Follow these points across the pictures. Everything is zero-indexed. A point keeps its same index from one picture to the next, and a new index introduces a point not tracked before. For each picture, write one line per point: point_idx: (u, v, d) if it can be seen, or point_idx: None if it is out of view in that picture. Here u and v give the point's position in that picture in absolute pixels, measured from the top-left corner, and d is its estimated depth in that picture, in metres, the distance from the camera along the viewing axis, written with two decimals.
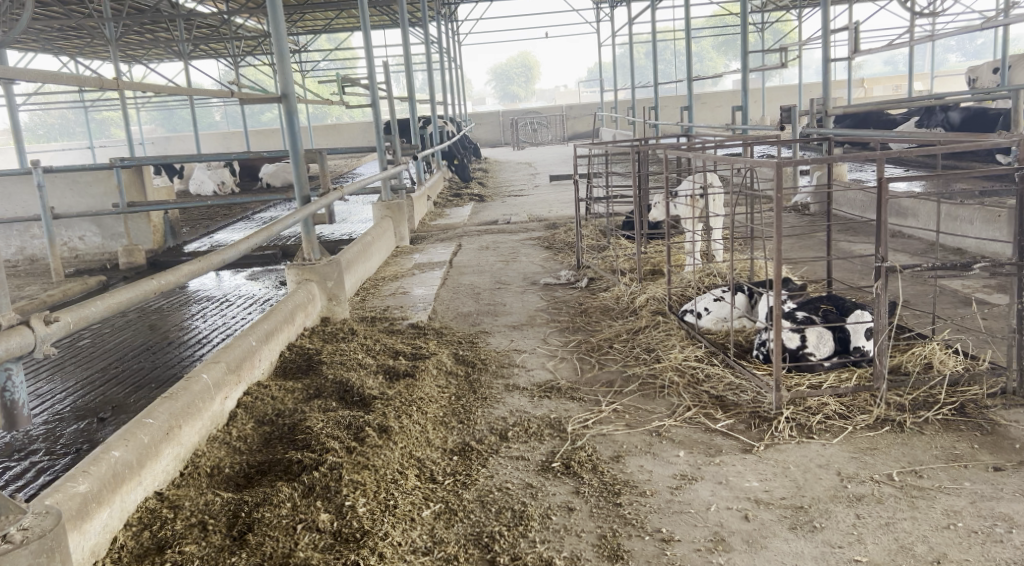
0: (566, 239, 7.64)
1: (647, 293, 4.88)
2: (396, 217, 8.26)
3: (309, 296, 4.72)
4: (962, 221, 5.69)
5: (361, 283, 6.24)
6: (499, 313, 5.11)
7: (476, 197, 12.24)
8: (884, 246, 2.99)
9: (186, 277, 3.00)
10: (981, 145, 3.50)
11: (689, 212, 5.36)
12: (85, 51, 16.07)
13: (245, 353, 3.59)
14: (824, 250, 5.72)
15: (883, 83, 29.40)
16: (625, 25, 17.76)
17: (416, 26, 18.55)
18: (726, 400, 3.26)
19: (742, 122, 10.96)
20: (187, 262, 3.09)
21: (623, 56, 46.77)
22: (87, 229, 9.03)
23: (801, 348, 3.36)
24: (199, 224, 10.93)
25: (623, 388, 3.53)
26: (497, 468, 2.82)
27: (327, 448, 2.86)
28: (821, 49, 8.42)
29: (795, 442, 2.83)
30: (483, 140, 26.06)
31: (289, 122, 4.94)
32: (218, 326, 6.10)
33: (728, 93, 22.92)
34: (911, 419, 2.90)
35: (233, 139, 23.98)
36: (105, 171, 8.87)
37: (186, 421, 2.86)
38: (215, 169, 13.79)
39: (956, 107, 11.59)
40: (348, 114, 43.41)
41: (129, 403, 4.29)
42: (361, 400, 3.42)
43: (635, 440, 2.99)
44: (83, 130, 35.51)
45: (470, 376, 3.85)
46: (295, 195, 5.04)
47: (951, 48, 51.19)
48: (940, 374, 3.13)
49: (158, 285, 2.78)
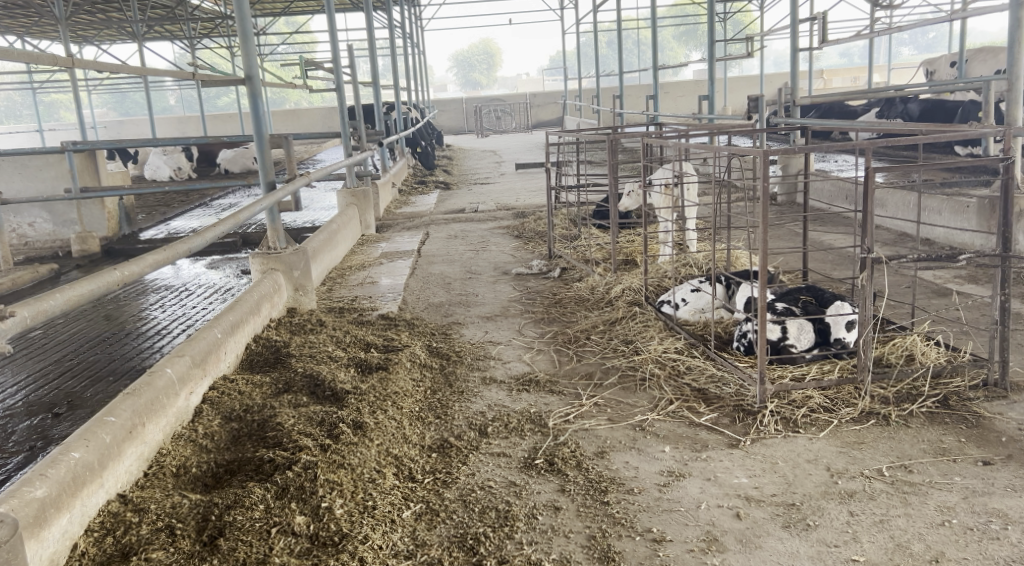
0: (536, 228, 7.56)
1: (622, 283, 4.81)
2: (361, 204, 8.08)
3: (275, 286, 4.55)
4: (931, 211, 5.71)
5: (327, 272, 6.08)
6: (472, 303, 5.00)
7: (442, 185, 12.08)
8: (870, 237, 2.94)
9: (151, 267, 2.83)
10: (962, 137, 3.47)
11: (663, 201, 5.30)
12: (34, 30, 15.48)
13: (210, 346, 3.43)
14: (796, 241, 5.72)
15: (841, 75, 29.85)
16: (590, 13, 17.65)
17: (379, 11, 18.23)
18: (709, 393, 3.20)
19: (708, 110, 10.98)
20: (150, 251, 2.92)
21: (586, 45, 46.78)
22: (37, 215, 8.69)
23: (782, 340, 3.32)
24: (156, 210, 10.60)
25: (602, 381, 3.46)
26: (478, 465, 2.72)
27: (300, 446, 2.73)
28: (789, 40, 8.41)
29: (781, 436, 2.79)
30: (446, 128, 25.79)
31: (253, 105, 4.75)
32: (178, 316, 5.89)
33: (690, 82, 23.04)
34: (896, 412, 2.87)
35: (189, 124, 23.41)
36: (55, 156, 8.53)
37: (150, 418, 2.71)
38: (171, 154, 13.39)
39: (916, 99, 11.74)
40: (307, 100, 42.71)
41: (86, 397, 4.09)
42: (333, 395, 3.29)
43: (618, 435, 2.91)
44: (31, 113, 34.38)
45: (445, 369, 3.75)
46: (260, 181, 4.86)
47: (906, 42, 52.05)
48: (922, 366, 3.11)
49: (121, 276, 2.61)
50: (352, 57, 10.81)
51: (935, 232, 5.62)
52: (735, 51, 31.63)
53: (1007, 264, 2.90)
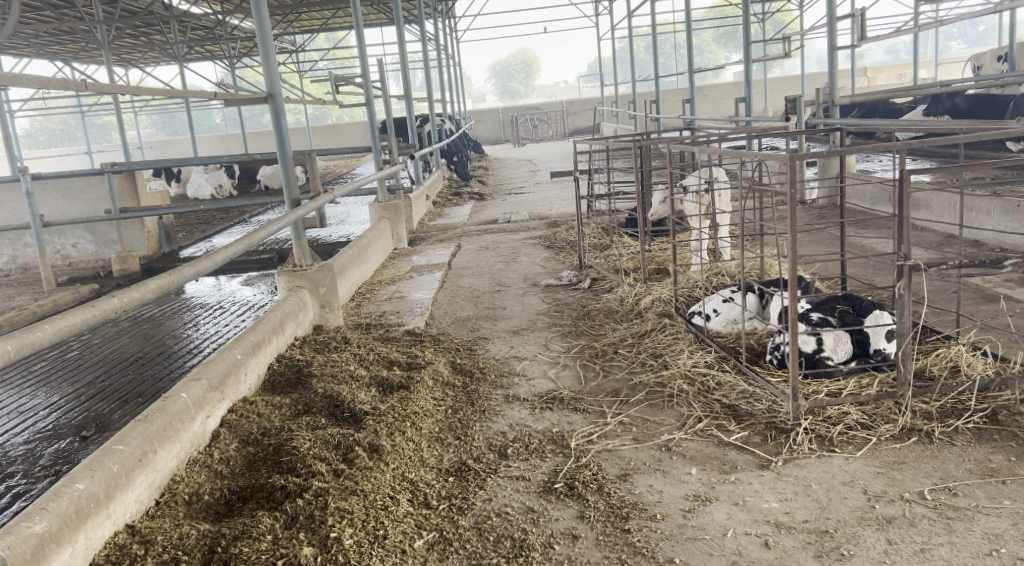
0: (568, 238, 7.45)
1: (652, 294, 4.67)
2: (393, 218, 8.07)
3: (300, 304, 4.52)
4: (979, 213, 5.47)
5: (356, 288, 6.05)
6: (499, 317, 4.92)
7: (476, 195, 12.05)
8: (907, 243, 2.77)
9: (153, 293, 2.85)
10: (1005, 134, 3.28)
11: (695, 208, 5.14)
12: (80, 55, 15.91)
13: (230, 368, 3.40)
14: (835, 246, 5.52)
15: (886, 72, 29.19)
16: (625, 18, 17.50)
17: (413, 24, 18.35)
18: (739, 409, 3.06)
19: (745, 113, 10.74)
20: (154, 276, 2.92)
21: (622, 51, 46.57)
22: (79, 235, 8.82)
23: (817, 352, 3.17)
24: (195, 228, 10.75)
25: (628, 398, 3.34)
26: (496, 489, 2.62)
27: (313, 472, 2.67)
28: (826, 38, 8.18)
29: (815, 456, 2.63)
30: (483, 138, 25.83)
31: (276, 123, 4.75)
32: (211, 334, 5.92)
33: (729, 84, 22.72)
34: (940, 428, 2.69)
35: (231, 142, 23.82)
36: (96, 177, 8.69)
37: (162, 444, 2.67)
38: (212, 172, 13.61)
39: (963, 94, 11.35)
40: (347, 113, 43.27)
41: (114, 420, 4.10)
42: (352, 417, 3.22)
43: (643, 456, 2.79)
44: (83, 135, 35.38)
45: (468, 387, 3.66)
46: (284, 199, 4.84)
47: (952, 36, 50.69)
48: (967, 379, 2.92)
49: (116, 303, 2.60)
50: (383, 71, 10.81)
51: (984, 234, 5.37)
52: (775, 52, 31.26)
53: None
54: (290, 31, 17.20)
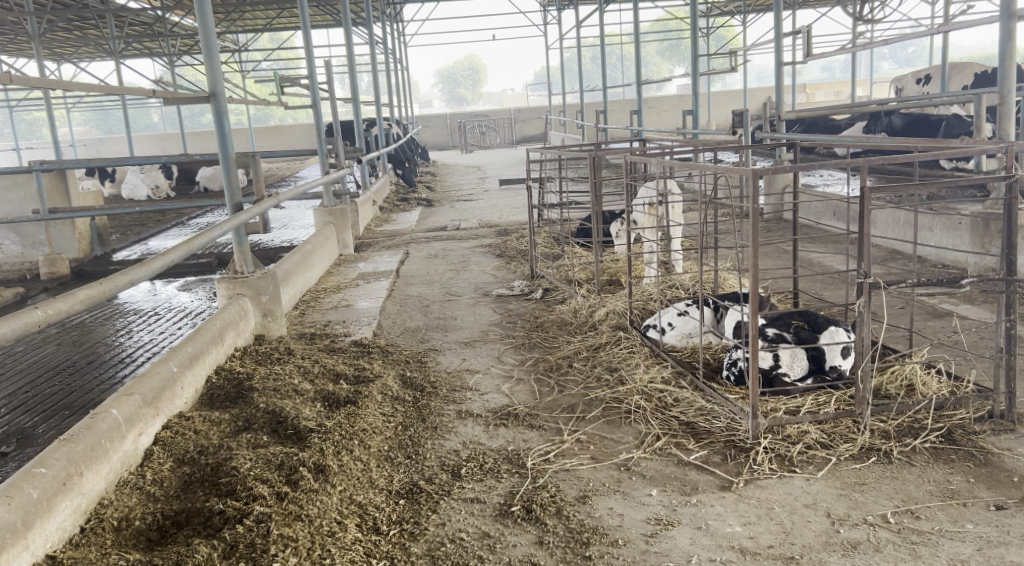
0: (518, 246, 7.37)
1: (606, 305, 4.61)
2: (339, 223, 7.85)
3: (241, 313, 4.31)
4: (922, 228, 5.54)
5: (300, 296, 5.84)
6: (450, 328, 4.79)
7: (424, 201, 11.89)
8: (867, 260, 2.75)
9: (81, 304, 2.63)
10: (958, 154, 3.30)
11: (649, 220, 5.11)
12: (9, 47, 15.20)
13: (165, 382, 3.20)
14: (785, 261, 5.54)
15: (825, 89, 30.03)
16: (573, 28, 17.54)
17: (359, 26, 18.07)
18: (698, 427, 3.00)
19: (693, 125, 10.80)
20: (82, 285, 2.69)
21: (570, 61, 46.92)
22: (4, 236, 8.36)
23: (774, 369, 3.14)
24: (130, 230, 10.33)
25: (585, 415, 3.25)
26: (449, 513, 2.51)
27: (254, 496, 2.51)
28: (773, 54, 8.28)
29: (776, 477, 2.58)
30: (430, 144, 25.61)
31: (218, 123, 4.54)
32: (145, 342, 5.64)
33: (674, 97, 23.03)
34: (898, 448, 2.68)
35: (169, 141, 23.11)
36: (24, 175, 8.29)
37: (89, 466, 2.47)
38: (149, 172, 13.14)
39: (899, 111, 11.67)
40: (291, 115, 42.56)
41: (37, 434, 3.83)
42: (296, 434, 3.06)
43: (602, 476, 2.70)
44: (10, 131, 33.96)
45: (418, 402, 3.52)
46: (226, 202, 4.63)
47: (886, 55, 52.47)
48: (923, 397, 2.91)
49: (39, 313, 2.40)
50: (330, 74, 10.55)
51: (926, 249, 5.46)
52: (718, 66, 31.98)
53: (1012, 288, 2.72)
54: (233, 30, 16.77)
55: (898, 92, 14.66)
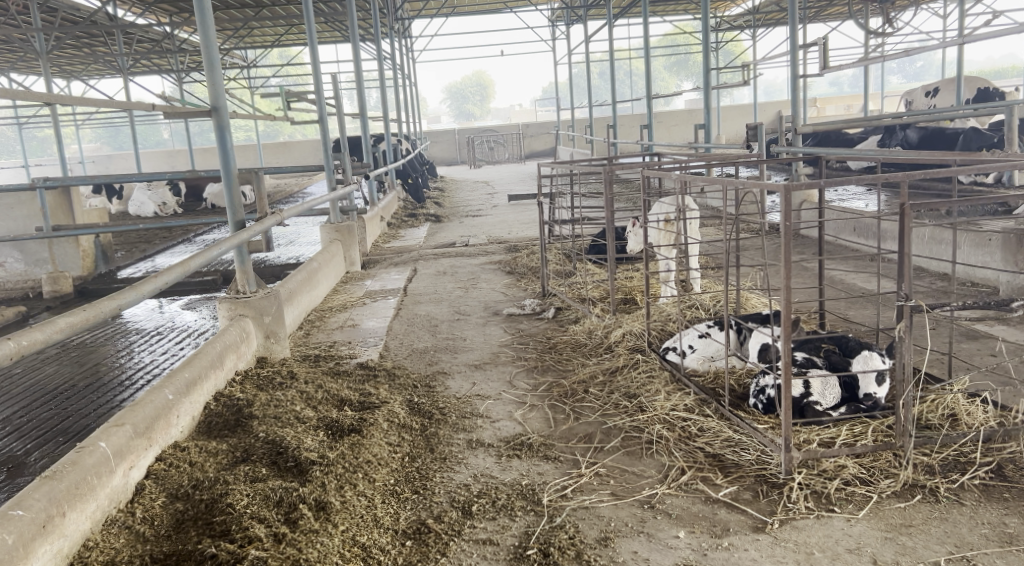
0: (528, 263, 7.19)
1: (622, 326, 4.42)
2: (346, 240, 7.69)
3: (242, 335, 4.13)
4: (949, 245, 5.34)
5: (304, 315, 5.66)
6: (460, 349, 4.62)
7: (432, 217, 11.74)
8: (907, 281, 2.57)
9: (63, 332, 2.44)
10: (998, 166, 3.09)
11: (664, 238, 4.92)
12: (18, 65, 15.18)
13: (159, 411, 3.02)
14: (808, 279, 5.35)
15: (835, 102, 29.84)
16: (582, 43, 17.41)
17: (367, 42, 18.01)
18: (726, 460, 2.81)
19: (705, 139, 10.59)
20: (63, 313, 2.50)
21: (578, 76, 46.93)
22: (9, 255, 8.27)
23: (805, 397, 2.93)
24: (135, 247, 10.20)
25: (603, 445, 3.06)
26: (460, 556, 2.34)
27: (250, 538, 2.35)
28: (789, 65, 8.08)
29: (813, 517, 2.39)
30: (438, 159, 25.50)
31: (220, 139, 4.39)
32: (146, 363, 5.47)
33: (682, 112, 22.90)
34: (944, 485, 2.48)
35: (178, 158, 23.11)
36: (27, 193, 8.19)
37: (73, 505, 2.30)
38: (157, 189, 13.03)
39: (914, 125, 11.47)
40: (299, 130, 42.63)
41: (28, 464, 3.66)
42: (297, 466, 2.87)
43: (624, 515, 2.51)
44: (22, 149, 34.13)
45: (426, 430, 3.34)
46: (228, 221, 4.46)
47: (896, 70, 52.29)
48: (969, 429, 2.71)
49: (18, 347, 2.22)
50: (336, 89, 10.39)
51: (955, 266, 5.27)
52: (724, 80, 31.90)
53: None
54: (241, 46, 16.71)
55: (907, 105, 14.46)
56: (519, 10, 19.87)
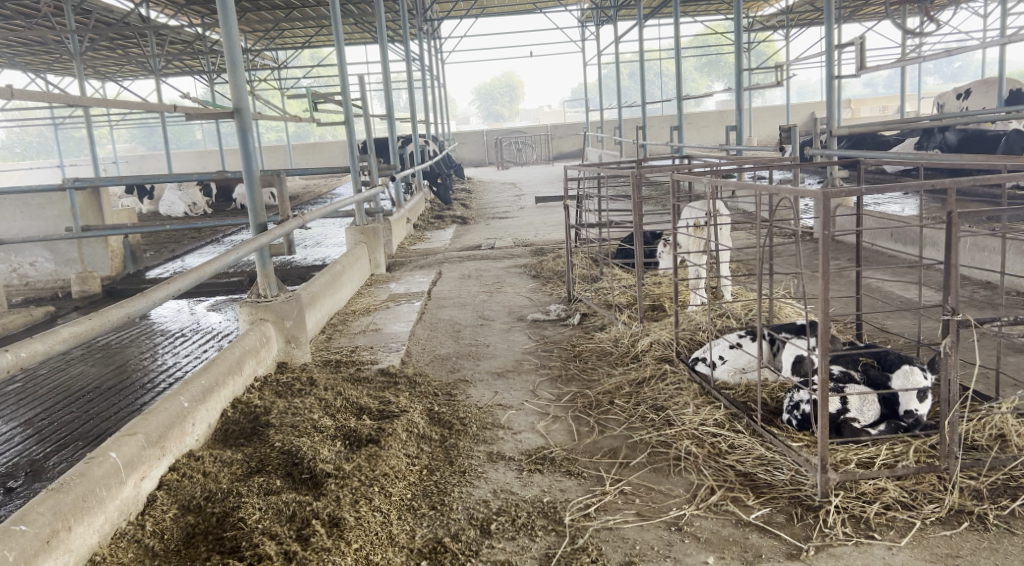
0: (554, 267, 7.07)
1: (650, 335, 4.28)
2: (371, 242, 7.62)
3: (262, 339, 4.08)
4: (993, 253, 5.12)
5: (327, 318, 5.60)
6: (483, 356, 4.52)
7: (459, 219, 11.66)
8: (955, 294, 2.42)
9: (69, 342, 2.37)
10: None
11: (693, 244, 4.78)
12: (53, 66, 15.36)
13: (173, 418, 2.96)
14: (843, 287, 5.17)
15: (870, 104, 29.28)
16: (612, 44, 17.21)
17: (396, 43, 17.97)
18: (758, 479, 2.67)
19: (736, 141, 10.37)
20: (67, 322, 2.43)
21: (608, 78, 46.64)
22: (39, 254, 8.34)
23: (842, 414, 2.78)
24: (165, 247, 10.25)
25: (629, 461, 2.94)
26: None
27: (260, 557, 2.29)
28: (825, 65, 7.85)
29: (852, 544, 2.26)
30: (466, 160, 25.44)
31: (243, 141, 4.34)
32: (169, 365, 5.43)
33: (713, 113, 22.60)
34: (993, 511, 2.33)
35: (209, 158, 23.30)
36: (58, 193, 8.22)
37: (79, 519, 2.26)
38: (187, 190, 13.12)
39: (953, 127, 11.12)
40: (329, 131, 42.89)
41: (48, 467, 3.63)
42: (312, 479, 2.79)
43: (650, 538, 2.39)
44: (58, 149, 34.69)
45: (446, 442, 3.24)
46: (249, 223, 4.41)
47: (932, 71, 51.25)
48: (1019, 451, 2.56)
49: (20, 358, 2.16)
50: (364, 90, 10.33)
51: (997, 276, 5.05)
52: (756, 81, 31.45)
53: None
54: (272, 47, 16.77)
55: (941, 107, 14.09)
56: (548, 11, 19.73)
